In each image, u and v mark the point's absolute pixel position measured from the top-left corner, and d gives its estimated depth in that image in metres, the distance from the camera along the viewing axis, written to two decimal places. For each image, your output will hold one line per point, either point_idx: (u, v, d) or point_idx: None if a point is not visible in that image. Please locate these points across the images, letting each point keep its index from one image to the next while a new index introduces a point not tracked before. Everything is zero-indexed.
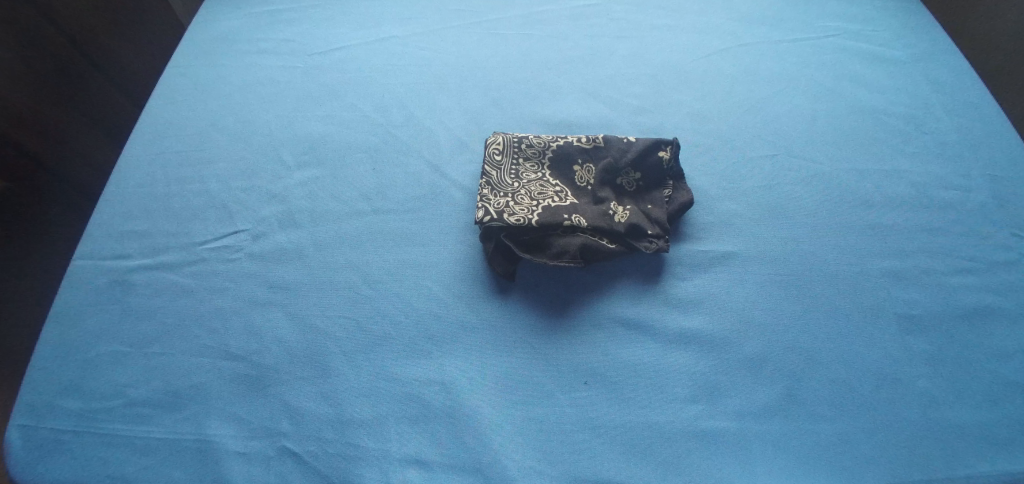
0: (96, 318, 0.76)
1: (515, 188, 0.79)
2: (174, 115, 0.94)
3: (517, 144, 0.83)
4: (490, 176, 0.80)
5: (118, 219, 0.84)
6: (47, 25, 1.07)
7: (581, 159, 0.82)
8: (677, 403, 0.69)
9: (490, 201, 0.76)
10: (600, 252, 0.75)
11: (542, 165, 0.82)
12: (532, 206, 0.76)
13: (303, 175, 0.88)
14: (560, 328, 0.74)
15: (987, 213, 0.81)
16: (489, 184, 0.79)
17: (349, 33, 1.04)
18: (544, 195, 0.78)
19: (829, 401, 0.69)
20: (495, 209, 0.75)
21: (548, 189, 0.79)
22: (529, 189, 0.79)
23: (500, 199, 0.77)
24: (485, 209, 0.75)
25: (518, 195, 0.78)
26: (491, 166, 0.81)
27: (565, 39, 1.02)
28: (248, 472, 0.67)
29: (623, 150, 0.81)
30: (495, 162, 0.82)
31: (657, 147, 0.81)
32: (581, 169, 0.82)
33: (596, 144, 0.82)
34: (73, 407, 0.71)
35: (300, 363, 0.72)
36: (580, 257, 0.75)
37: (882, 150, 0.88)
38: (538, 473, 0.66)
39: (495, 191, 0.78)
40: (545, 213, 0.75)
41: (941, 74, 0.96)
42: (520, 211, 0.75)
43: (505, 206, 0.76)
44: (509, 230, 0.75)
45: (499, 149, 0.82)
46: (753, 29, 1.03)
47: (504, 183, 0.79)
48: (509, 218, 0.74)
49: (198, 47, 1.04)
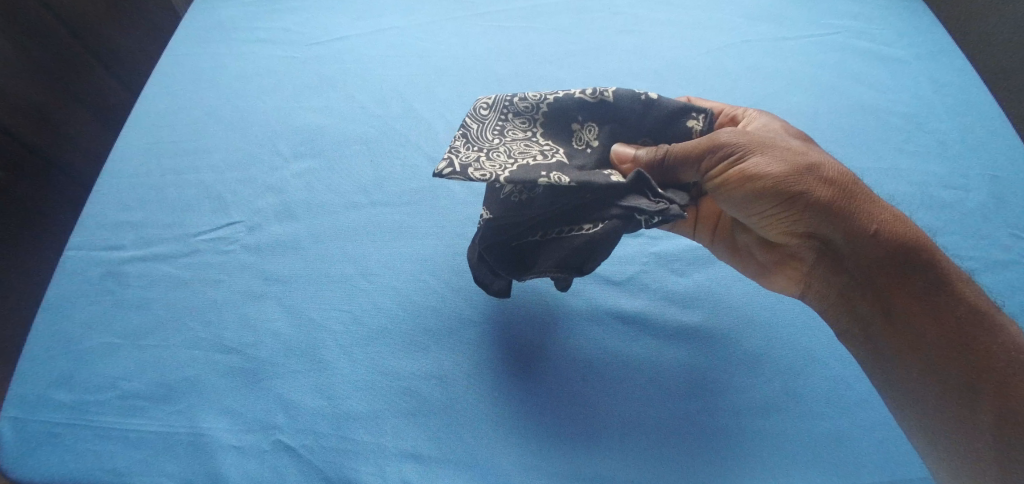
0: (89, 309, 0.76)
1: (495, 145, 0.66)
2: (171, 104, 0.94)
3: (508, 97, 0.71)
4: (470, 130, 0.68)
5: (112, 210, 0.83)
6: (48, 17, 1.06)
7: (581, 115, 0.70)
8: (664, 407, 0.68)
9: (458, 153, 0.63)
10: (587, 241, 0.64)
11: (534, 119, 0.70)
12: (508, 163, 0.62)
13: (300, 166, 0.87)
14: (563, 324, 0.74)
15: (986, 213, 0.81)
16: (467, 137, 0.66)
17: (348, 24, 1.04)
18: (527, 154, 0.65)
19: (828, 398, 0.69)
20: (462, 162, 0.61)
21: (533, 148, 0.67)
22: (511, 147, 0.66)
23: (471, 153, 0.63)
24: (449, 161, 0.61)
25: (497, 151, 0.64)
26: (475, 119, 0.70)
27: (567, 33, 1.02)
28: (243, 466, 0.66)
29: (639, 112, 0.69)
30: (480, 117, 0.70)
31: (686, 113, 0.71)
32: (583, 129, 0.70)
33: (601, 98, 0.70)
34: (63, 399, 0.70)
35: (296, 355, 0.72)
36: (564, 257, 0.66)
37: (882, 149, 0.88)
38: (536, 469, 0.65)
39: (471, 145, 0.65)
40: (518, 170, 0.60)
41: (944, 75, 0.96)
42: (489, 167, 0.60)
43: (475, 161, 0.61)
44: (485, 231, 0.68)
45: (488, 105, 0.71)
46: (755, 25, 1.02)
47: (483, 138, 0.67)
48: (476, 173, 0.59)
49: (196, 36, 1.03)
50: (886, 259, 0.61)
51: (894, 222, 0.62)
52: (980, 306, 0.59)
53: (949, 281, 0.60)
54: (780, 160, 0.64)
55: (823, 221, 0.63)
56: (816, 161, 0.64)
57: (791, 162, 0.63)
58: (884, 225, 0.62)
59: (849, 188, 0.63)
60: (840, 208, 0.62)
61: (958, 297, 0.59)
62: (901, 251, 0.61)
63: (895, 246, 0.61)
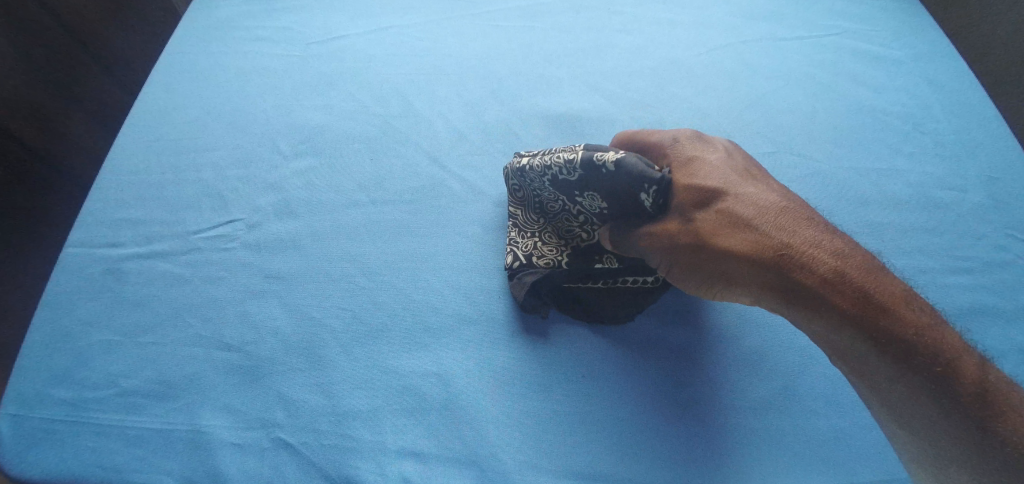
0: (89, 306, 0.76)
1: (542, 227, 0.77)
2: (170, 102, 0.94)
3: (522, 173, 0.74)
4: (517, 217, 0.79)
5: (112, 207, 0.83)
6: (47, 19, 1.05)
7: (577, 189, 0.69)
8: (659, 408, 0.68)
9: (517, 244, 0.77)
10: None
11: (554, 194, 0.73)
12: (562, 247, 0.76)
13: (300, 165, 0.87)
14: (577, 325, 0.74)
15: (983, 214, 0.81)
16: (516, 226, 0.79)
17: (347, 22, 1.03)
18: (573, 231, 0.75)
19: (826, 396, 0.69)
20: (523, 252, 0.76)
21: (574, 224, 0.74)
22: (557, 227, 0.76)
23: (528, 241, 0.77)
24: (514, 255, 0.76)
25: (547, 232, 0.77)
26: (516, 205, 0.79)
27: (567, 32, 1.02)
28: (243, 464, 0.66)
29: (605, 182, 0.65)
30: (518, 201, 0.79)
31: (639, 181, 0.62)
32: (585, 199, 0.69)
33: (576, 174, 0.67)
34: (62, 396, 0.70)
35: (296, 353, 0.72)
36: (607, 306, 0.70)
37: (879, 149, 0.88)
38: (534, 467, 0.65)
39: (523, 232, 0.78)
40: (573, 256, 0.75)
41: (941, 76, 0.96)
42: (548, 253, 0.76)
43: (533, 249, 0.76)
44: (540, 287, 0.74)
45: (517, 185, 0.77)
46: (755, 25, 1.03)
47: (529, 221, 0.78)
48: (539, 262, 0.75)
49: (195, 34, 1.03)
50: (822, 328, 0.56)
51: (827, 274, 0.56)
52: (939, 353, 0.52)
53: (897, 334, 0.53)
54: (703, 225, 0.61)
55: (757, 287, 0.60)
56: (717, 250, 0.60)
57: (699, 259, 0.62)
58: (814, 284, 0.56)
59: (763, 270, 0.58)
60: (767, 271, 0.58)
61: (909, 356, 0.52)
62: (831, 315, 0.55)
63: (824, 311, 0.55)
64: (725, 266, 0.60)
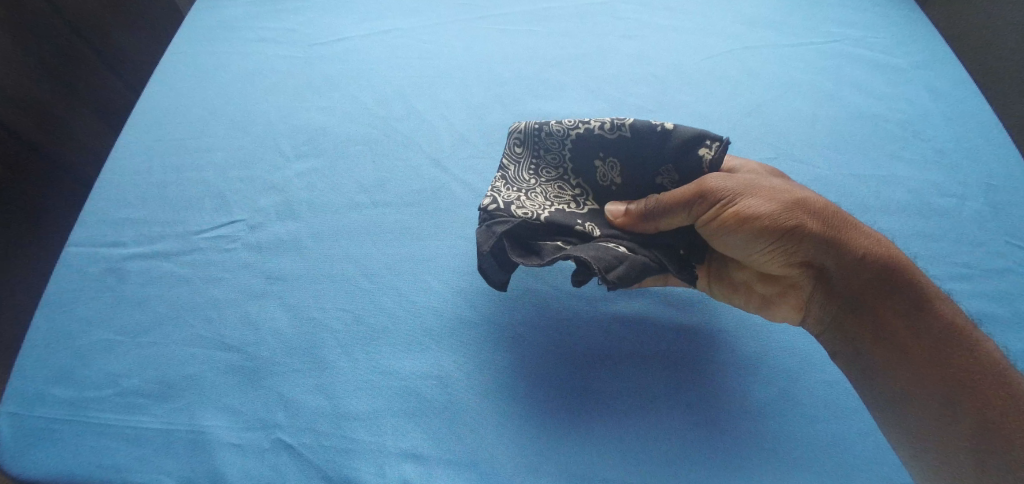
0: (90, 305, 0.75)
1: (532, 185, 0.73)
2: (172, 102, 0.94)
3: (537, 131, 0.73)
4: (508, 170, 0.74)
5: (114, 206, 0.83)
6: (54, 17, 1.06)
7: (602, 151, 0.71)
8: (658, 410, 0.68)
9: (500, 192, 0.71)
10: (618, 256, 0.64)
11: (562, 155, 0.73)
12: (545, 204, 0.70)
13: (302, 166, 0.87)
14: (578, 316, 0.74)
15: (983, 221, 0.82)
16: (504, 177, 0.73)
17: (351, 25, 1.04)
18: (561, 199, 0.72)
19: (825, 402, 0.70)
20: (504, 200, 0.69)
21: (567, 192, 0.73)
22: (546, 188, 0.73)
23: (511, 193, 0.71)
24: (493, 199, 0.69)
25: (533, 192, 0.72)
26: (511, 157, 0.75)
27: (570, 36, 1.02)
28: (242, 464, 0.66)
29: (653, 145, 0.69)
30: (515, 154, 0.74)
31: (697, 143, 0.68)
32: (604, 166, 0.72)
33: (619, 132, 0.70)
34: (62, 395, 0.70)
35: (297, 354, 0.72)
36: (596, 256, 0.62)
37: (880, 156, 0.88)
38: (534, 470, 0.65)
39: (509, 184, 0.72)
40: (556, 214, 0.69)
41: (942, 84, 0.97)
42: (529, 206, 0.69)
43: (515, 199, 0.70)
44: (512, 231, 0.66)
45: (520, 138, 0.74)
46: (757, 31, 1.03)
47: (520, 177, 0.73)
48: (517, 211, 0.68)
49: (198, 35, 1.03)
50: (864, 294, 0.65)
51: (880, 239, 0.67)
52: (961, 332, 0.63)
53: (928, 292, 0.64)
54: (771, 197, 0.66)
55: (805, 257, 0.67)
56: (802, 197, 0.66)
57: (781, 202, 0.65)
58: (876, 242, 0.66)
59: (837, 222, 0.66)
60: (827, 242, 0.65)
61: (941, 330, 0.63)
62: (881, 285, 0.65)
63: (874, 281, 0.65)
64: (803, 212, 0.65)
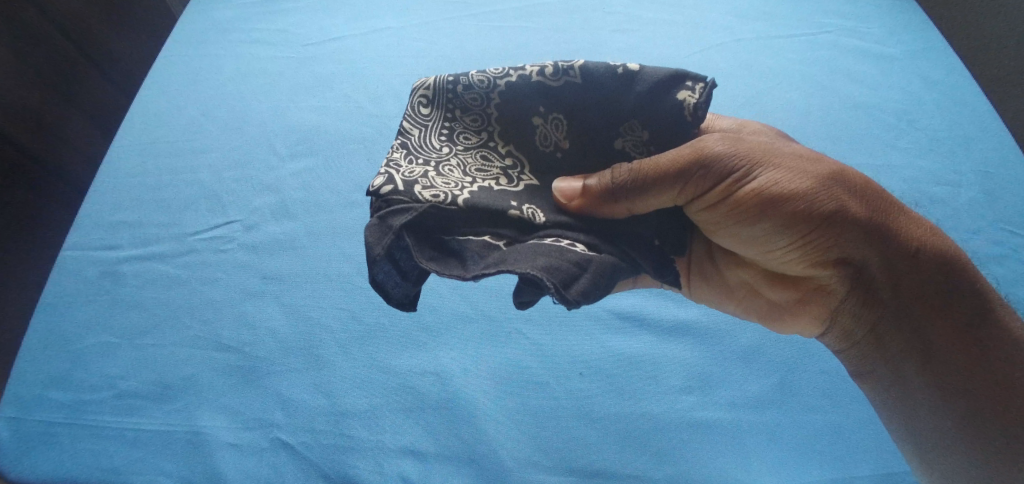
0: (86, 309, 0.75)
1: (445, 156, 0.58)
2: (166, 105, 0.94)
3: (451, 87, 0.59)
4: (410, 137, 0.59)
5: (109, 210, 0.83)
6: (45, 23, 1.06)
7: (542, 105, 0.58)
8: (655, 402, 0.69)
9: (401, 167, 0.55)
10: (578, 260, 0.51)
11: (487, 114, 0.59)
12: (463, 181, 0.56)
13: (296, 166, 0.87)
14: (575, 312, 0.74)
15: (977, 208, 0.82)
16: (408, 147, 0.58)
17: (344, 24, 1.03)
18: (485, 173, 0.58)
19: (823, 391, 0.70)
20: (407, 178, 0.54)
21: (494, 164, 0.59)
22: (466, 159, 0.58)
23: (417, 168, 0.56)
24: (391, 177, 0.54)
25: (447, 165, 0.57)
26: (417, 122, 0.60)
27: (563, 32, 1.02)
28: (241, 465, 0.66)
29: (614, 88, 0.56)
30: (422, 117, 0.60)
31: (674, 84, 0.55)
32: (545, 123, 0.59)
33: (565, 77, 0.57)
34: (61, 399, 0.70)
35: (294, 354, 0.72)
36: (549, 267, 0.49)
37: (874, 145, 0.88)
38: (533, 464, 0.65)
39: (415, 156, 0.57)
40: (478, 192, 0.55)
41: (937, 73, 0.96)
42: (441, 184, 0.54)
43: (422, 177, 0.55)
44: (415, 225, 0.52)
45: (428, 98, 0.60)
46: (750, 23, 1.03)
47: (429, 146, 0.58)
48: (425, 193, 0.53)
49: (188, 37, 1.03)
50: (904, 292, 0.53)
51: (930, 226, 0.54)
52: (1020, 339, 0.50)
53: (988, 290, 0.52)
54: (788, 175, 0.54)
55: (828, 246, 0.55)
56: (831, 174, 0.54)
57: (801, 179, 0.54)
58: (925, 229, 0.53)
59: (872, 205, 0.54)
60: (859, 229, 0.53)
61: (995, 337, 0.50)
62: (925, 281, 0.52)
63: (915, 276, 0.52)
64: (828, 192, 0.53)
